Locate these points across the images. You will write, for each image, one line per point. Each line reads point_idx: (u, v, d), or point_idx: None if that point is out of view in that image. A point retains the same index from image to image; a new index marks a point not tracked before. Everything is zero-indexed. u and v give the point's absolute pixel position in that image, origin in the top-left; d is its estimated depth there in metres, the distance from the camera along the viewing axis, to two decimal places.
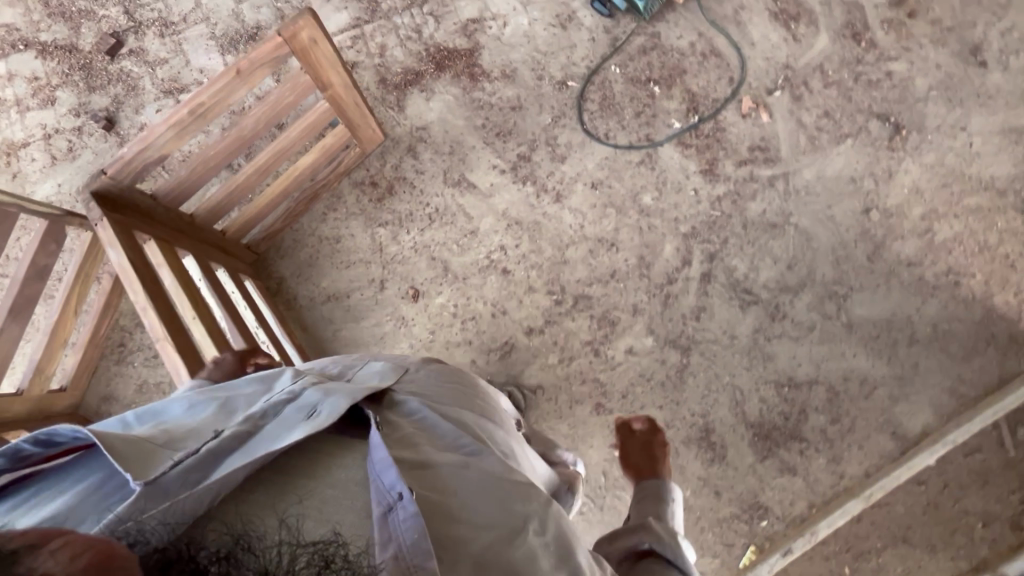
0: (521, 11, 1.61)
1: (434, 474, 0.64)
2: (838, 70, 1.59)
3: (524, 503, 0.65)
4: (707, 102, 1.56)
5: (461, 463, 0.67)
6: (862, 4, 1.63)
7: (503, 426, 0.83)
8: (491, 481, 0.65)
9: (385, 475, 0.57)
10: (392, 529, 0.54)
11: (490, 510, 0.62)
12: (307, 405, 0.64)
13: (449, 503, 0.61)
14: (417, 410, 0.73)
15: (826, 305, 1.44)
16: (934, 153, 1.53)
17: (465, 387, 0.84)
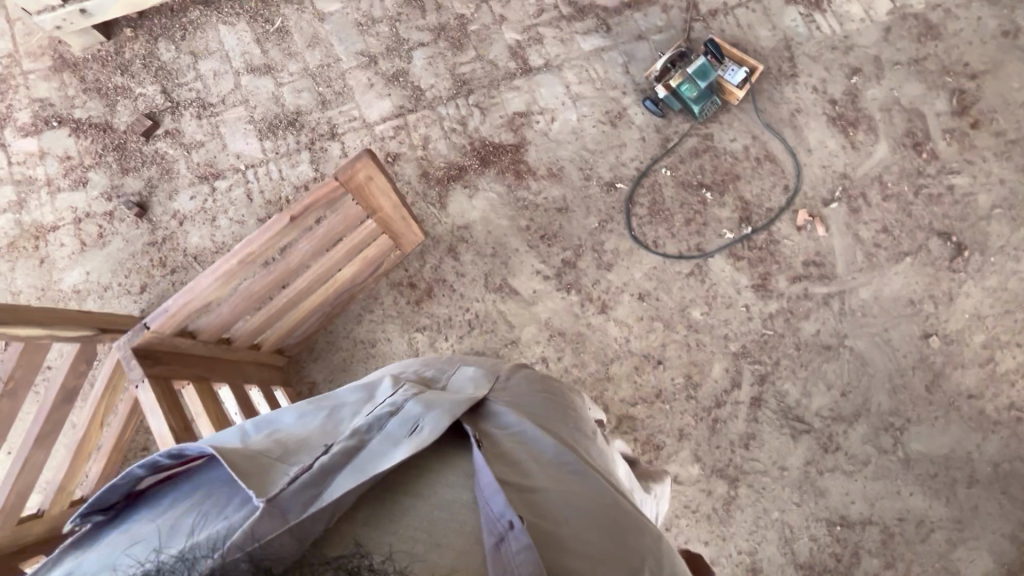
0: (570, 107, 1.58)
1: (543, 500, 0.63)
2: (897, 181, 1.53)
3: (631, 533, 0.64)
4: (760, 211, 1.51)
5: (566, 485, 0.65)
6: (922, 112, 1.58)
7: (596, 440, 0.82)
8: (598, 507, 0.65)
9: (493, 501, 0.58)
10: (506, 561, 0.54)
11: (599, 540, 0.61)
12: (409, 419, 0.63)
13: (562, 531, 0.60)
14: (511, 423, 0.71)
15: (880, 437, 1.38)
16: (997, 277, 1.47)
17: (557, 398, 0.82)
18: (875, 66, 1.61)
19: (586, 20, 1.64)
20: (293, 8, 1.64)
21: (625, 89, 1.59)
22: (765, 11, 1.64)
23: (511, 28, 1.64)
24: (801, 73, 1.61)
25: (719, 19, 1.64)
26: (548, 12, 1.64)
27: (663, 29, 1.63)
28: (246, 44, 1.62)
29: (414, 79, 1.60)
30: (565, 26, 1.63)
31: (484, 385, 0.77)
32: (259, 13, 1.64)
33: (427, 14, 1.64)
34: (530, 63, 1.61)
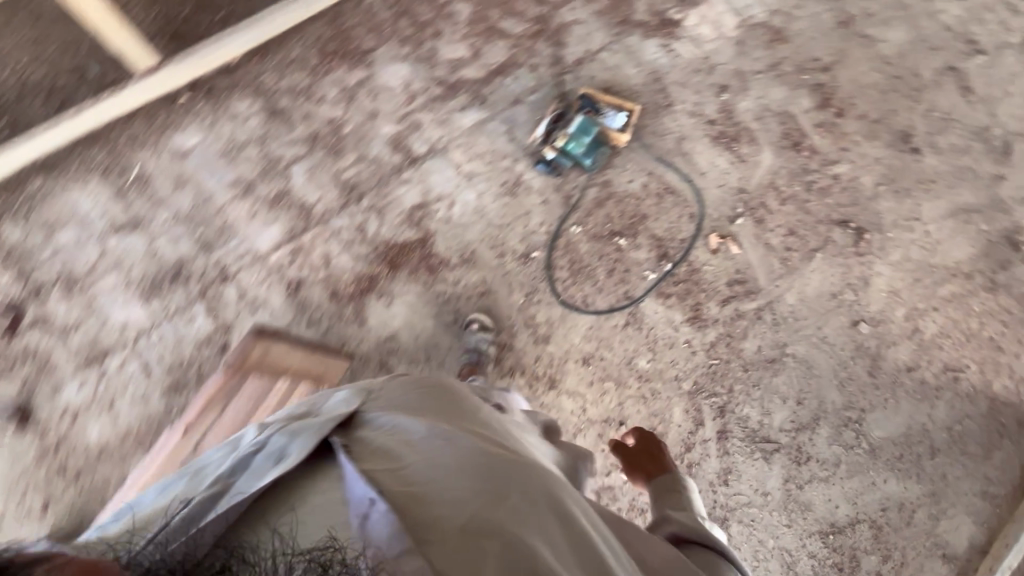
0: (467, 187, 1.55)
1: (411, 470, 0.73)
2: (788, 183, 1.60)
3: (497, 470, 0.74)
4: (675, 244, 1.53)
5: (433, 451, 0.76)
6: (792, 112, 1.67)
7: (479, 410, 0.94)
8: (462, 458, 0.74)
9: (356, 487, 0.69)
10: (369, 530, 0.64)
11: (463, 483, 0.71)
12: (275, 451, 0.77)
13: (426, 487, 0.70)
14: (383, 421, 0.83)
15: (843, 433, 1.42)
16: (899, 251, 1.55)
17: (433, 389, 0.94)
18: (739, 80, 1.69)
19: (460, 95, 1.62)
20: (147, 152, 1.51)
21: (515, 156, 1.57)
22: (627, 49, 1.69)
23: (386, 121, 1.59)
24: (675, 101, 1.66)
25: (586, 67, 1.67)
26: (420, 97, 1.61)
27: (536, 89, 1.65)
28: (103, 203, 1.47)
29: (299, 196, 1.52)
30: (440, 108, 1.61)
31: (357, 398, 0.91)
32: (111, 166, 1.49)
33: (296, 126, 1.57)
34: (415, 152, 1.57)
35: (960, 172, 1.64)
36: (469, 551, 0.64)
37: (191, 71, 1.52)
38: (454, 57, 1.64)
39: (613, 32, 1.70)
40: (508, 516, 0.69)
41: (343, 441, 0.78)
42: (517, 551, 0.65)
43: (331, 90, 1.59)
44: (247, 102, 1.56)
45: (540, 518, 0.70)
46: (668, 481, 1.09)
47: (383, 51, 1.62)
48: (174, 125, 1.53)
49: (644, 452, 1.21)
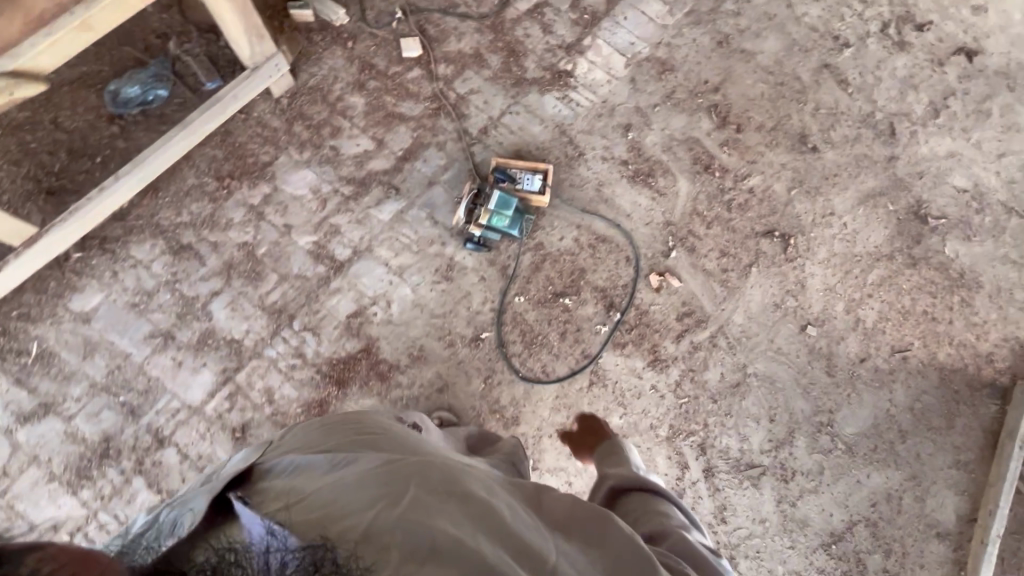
0: (400, 282, 1.50)
1: (308, 495, 0.67)
2: (710, 206, 1.64)
3: (395, 470, 0.69)
4: (619, 291, 1.53)
5: (335, 476, 0.71)
6: (696, 137, 1.72)
7: (392, 432, 0.90)
8: (358, 473, 0.70)
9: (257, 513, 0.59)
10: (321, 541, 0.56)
11: (360, 491, 0.66)
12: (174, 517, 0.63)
13: (324, 509, 0.64)
14: (286, 465, 0.77)
15: (819, 439, 1.44)
16: (825, 248, 1.62)
17: (341, 429, 0.91)
18: (640, 116, 1.73)
19: (373, 189, 1.58)
20: (47, 323, 1.41)
21: (442, 239, 1.54)
22: (528, 108, 1.71)
23: (302, 231, 1.53)
24: (585, 149, 1.68)
25: (492, 134, 1.67)
26: (331, 200, 1.56)
27: (448, 165, 1.62)
28: (7, 391, 1.36)
29: (224, 333, 1.42)
30: (355, 206, 1.56)
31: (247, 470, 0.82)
32: (8, 348, 1.39)
33: (207, 259, 1.48)
34: (338, 258, 1.51)
35: (859, 160, 1.73)
36: (371, 545, 0.58)
37: (80, 231, 1.41)
38: (358, 152, 1.61)
39: (510, 95, 1.72)
40: (409, 508, 0.63)
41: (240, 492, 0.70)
42: (421, 536, 0.60)
43: (236, 212, 1.53)
44: (148, 245, 1.48)
45: (445, 504, 0.65)
46: (607, 447, 1.13)
47: (284, 159, 1.59)
48: (72, 287, 1.44)
49: (589, 429, 1.28)
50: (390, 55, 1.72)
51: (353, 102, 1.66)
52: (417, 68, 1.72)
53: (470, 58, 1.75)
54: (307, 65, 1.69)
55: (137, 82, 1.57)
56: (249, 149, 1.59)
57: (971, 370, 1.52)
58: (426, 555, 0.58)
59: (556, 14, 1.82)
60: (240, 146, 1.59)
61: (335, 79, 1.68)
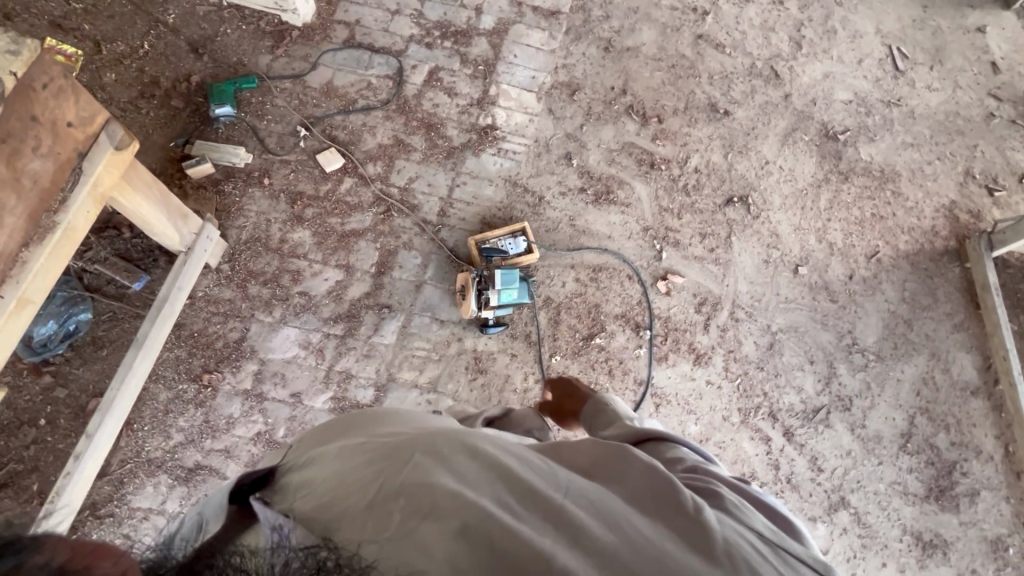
0: (439, 396, 1.43)
1: (309, 479, 0.63)
2: (673, 198, 1.72)
3: (395, 441, 0.64)
4: (638, 310, 1.57)
5: (334, 458, 0.66)
6: (629, 141, 1.79)
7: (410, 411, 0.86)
8: (362, 450, 0.65)
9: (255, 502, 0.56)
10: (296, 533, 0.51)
11: (358, 469, 0.61)
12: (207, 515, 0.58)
13: (322, 489, 0.60)
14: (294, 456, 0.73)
15: (854, 359, 1.58)
16: (776, 194, 1.77)
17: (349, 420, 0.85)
18: (573, 141, 1.77)
19: (365, 317, 1.48)
20: None
21: (457, 335, 1.48)
22: (472, 175, 1.69)
23: (314, 393, 1.40)
24: (541, 192, 1.69)
25: (452, 213, 1.62)
26: (327, 347, 1.44)
27: (426, 261, 1.56)
28: None
29: None
30: (356, 343, 1.45)
31: None
32: None
33: (226, 470, 1.31)
34: (364, 402, 1.40)
35: (764, 108, 1.90)
36: (365, 515, 0.54)
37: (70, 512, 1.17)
38: (330, 287, 1.50)
39: (449, 168, 1.68)
40: (409, 469, 0.58)
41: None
42: (419, 495, 0.55)
43: (233, 405, 1.36)
44: (150, 488, 1.28)
45: (451, 456, 0.60)
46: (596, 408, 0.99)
47: (256, 328, 1.44)
48: None
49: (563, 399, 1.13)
50: (313, 176, 1.62)
51: (299, 239, 1.54)
52: (347, 177, 1.63)
53: (394, 148, 1.69)
54: (232, 220, 1.54)
55: (49, 315, 1.30)
56: (211, 332, 1.42)
57: (929, 246, 1.74)
58: (424, 514, 0.53)
59: (452, 75, 1.80)
60: (201, 334, 1.41)
61: (268, 223, 1.55)
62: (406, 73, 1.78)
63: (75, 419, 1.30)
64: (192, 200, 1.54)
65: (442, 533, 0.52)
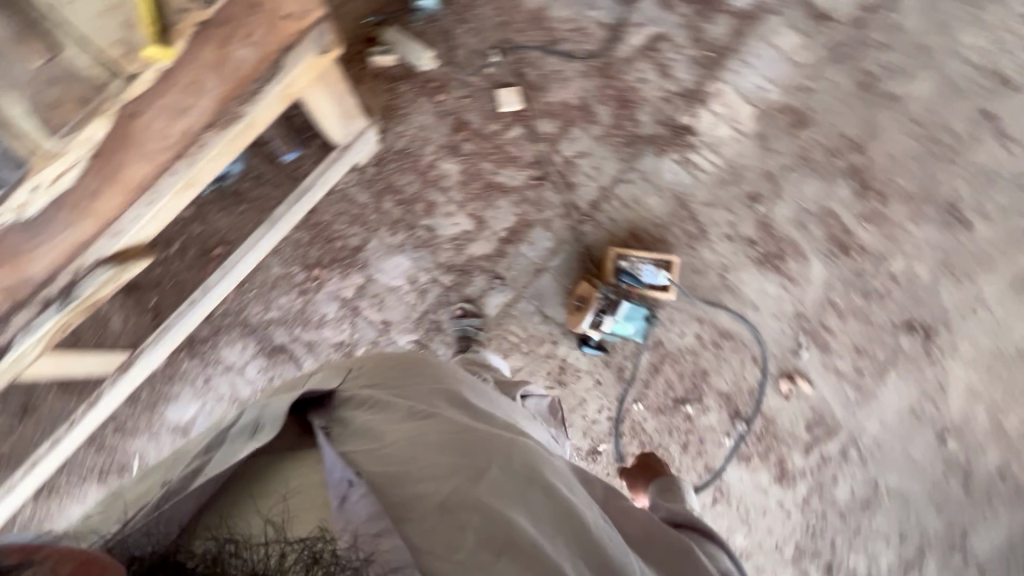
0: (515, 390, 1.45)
1: (391, 451, 0.75)
2: (846, 296, 1.47)
3: (476, 443, 0.76)
4: (745, 398, 1.44)
5: (416, 432, 0.78)
6: (832, 209, 1.51)
7: (466, 380, 0.96)
8: (446, 437, 0.77)
9: (334, 467, 0.69)
10: (348, 512, 0.65)
11: (444, 460, 0.73)
12: (250, 425, 0.76)
13: (411, 467, 0.73)
14: (365, 400, 0.87)
15: (952, 557, 1.41)
16: (970, 345, 1.44)
17: (407, 363, 0.95)
18: (770, 184, 1.52)
19: (476, 279, 1.44)
20: (144, 437, 1.32)
21: (554, 338, 1.43)
22: (642, 176, 1.51)
23: (402, 330, 1.42)
24: (707, 225, 1.49)
25: (605, 209, 1.48)
26: (431, 291, 1.43)
27: (556, 248, 1.46)
28: None
29: None
30: (456, 299, 1.43)
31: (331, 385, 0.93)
32: (108, 463, 1.31)
33: (303, 362, 1.38)
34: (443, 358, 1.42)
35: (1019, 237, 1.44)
36: (447, 529, 0.67)
37: (190, 325, 1.28)
38: (457, 233, 1.45)
39: (622, 157, 1.51)
40: (486, 489, 0.70)
41: (326, 423, 0.82)
42: (499, 524, 0.67)
43: (329, 307, 1.40)
44: (238, 347, 1.36)
45: (525, 492, 0.72)
46: (664, 481, 1.06)
47: (376, 244, 1.43)
48: (164, 395, 1.33)
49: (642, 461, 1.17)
50: (485, 109, 1.50)
51: (447, 170, 1.48)
52: (517, 126, 1.50)
53: (576, 112, 1.53)
54: (393, 125, 1.48)
55: None
56: (336, 230, 1.42)
57: None
58: (498, 543, 0.66)
59: (674, 50, 1.56)
60: (325, 227, 1.42)
61: (425, 142, 1.48)
62: (625, 31, 1.56)
63: (198, 256, 1.37)
64: (364, 87, 1.49)
65: (511, 567, 0.65)
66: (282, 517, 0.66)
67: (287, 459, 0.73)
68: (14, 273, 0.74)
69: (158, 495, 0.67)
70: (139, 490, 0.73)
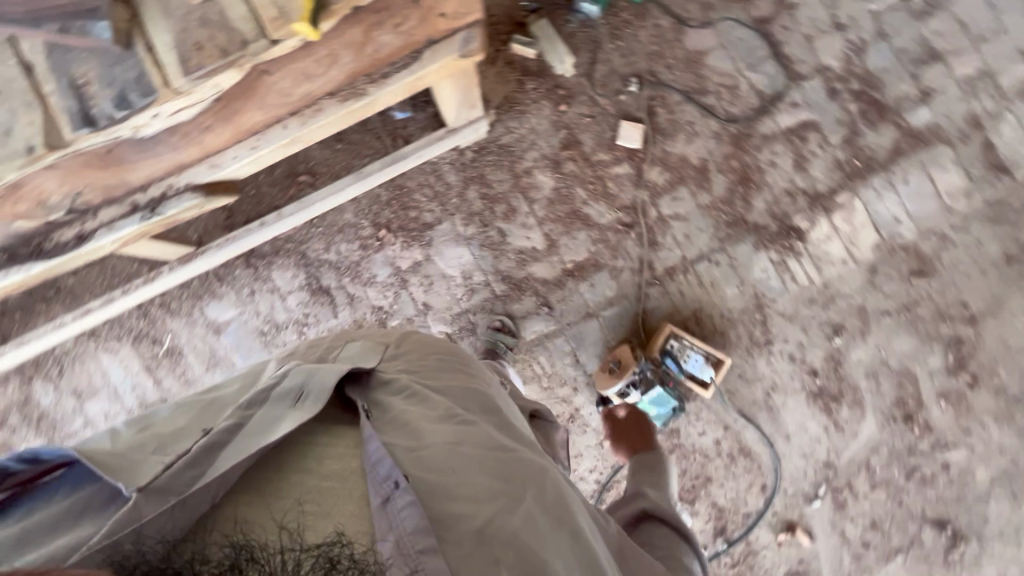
0: None
1: (431, 455, 0.67)
2: (887, 465, 1.37)
3: (514, 465, 0.69)
4: (737, 518, 1.39)
5: (454, 436, 0.70)
6: (914, 373, 1.39)
7: (491, 383, 0.89)
8: (483, 451, 0.69)
9: (381, 465, 0.64)
10: (392, 515, 0.60)
11: (482, 479, 0.66)
12: (294, 389, 0.73)
13: (448, 480, 0.65)
14: (400, 387, 0.78)
15: None
16: (994, 567, 1.34)
17: (443, 354, 0.88)
18: (859, 320, 1.40)
19: (525, 298, 1.42)
20: (182, 320, 1.41)
21: (576, 385, 1.41)
22: (731, 262, 1.42)
23: (438, 317, 1.42)
24: (775, 337, 1.40)
25: (678, 280, 1.41)
26: (479, 292, 1.42)
27: (614, 300, 1.41)
28: (135, 375, 1.40)
29: None
30: (500, 310, 1.42)
31: (369, 358, 0.84)
32: (146, 331, 1.40)
33: (339, 311, 1.42)
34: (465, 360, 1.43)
35: None
36: (482, 564, 0.59)
37: (260, 238, 1.32)
38: (525, 248, 1.42)
39: (719, 235, 1.42)
40: (525, 525, 0.63)
41: (365, 405, 0.74)
42: (533, 564, 0.61)
43: (381, 270, 1.42)
44: (289, 274, 1.41)
45: (557, 531, 0.65)
46: (651, 458, 1.06)
47: (446, 227, 1.43)
48: (212, 290, 1.41)
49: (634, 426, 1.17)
50: (602, 136, 1.44)
51: (540, 182, 1.43)
52: (626, 164, 1.43)
53: (691, 171, 1.44)
54: (507, 117, 1.44)
55: None
56: (414, 199, 1.43)
57: None
58: None
59: (821, 145, 1.44)
60: (404, 191, 1.43)
61: (531, 146, 1.44)
62: (778, 106, 1.44)
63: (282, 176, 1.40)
64: (493, 70, 1.45)
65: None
66: (296, 524, 0.60)
67: (316, 448, 0.67)
68: (115, 175, 0.79)
69: (201, 443, 0.63)
70: (177, 426, 0.69)
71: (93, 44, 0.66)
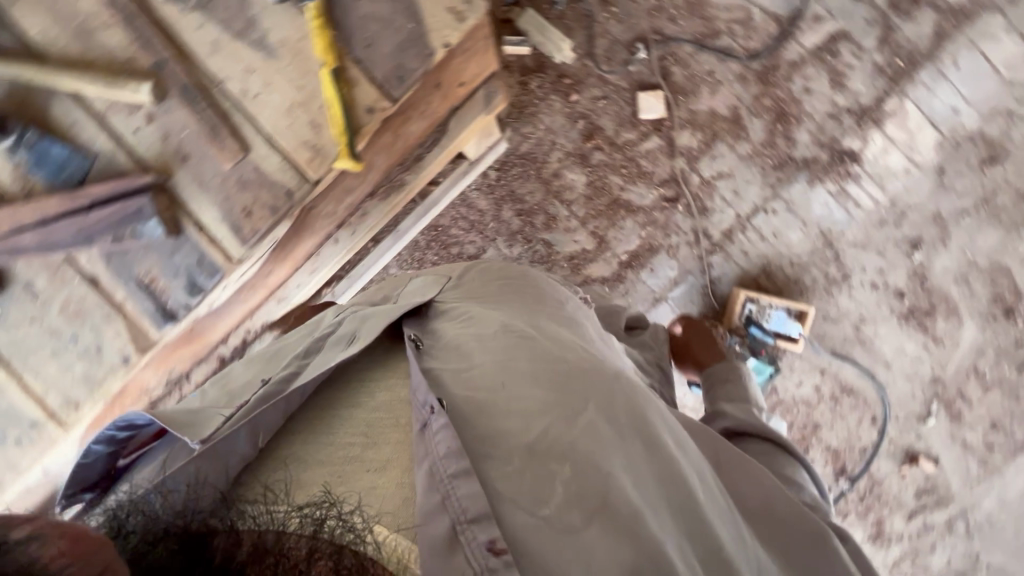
0: None
1: (478, 375, 0.65)
2: (996, 366, 1.33)
3: (572, 376, 0.64)
4: (854, 455, 1.42)
5: (502, 351, 0.68)
6: (1007, 266, 1.30)
7: (564, 302, 0.84)
8: (535, 366, 0.65)
9: (419, 392, 0.62)
10: (429, 441, 0.58)
11: (535, 391, 0.63)
12: (346, 335, 0.73)
13: (499, 395, 0.62)
14: (456, 315, 0.76)
15: None
16: None
17: (510, 279, 0.86)
18: (936, 228, 1.32)
19: None
20: None
21: None
22: (788, 207, 1.35)
23: None
24: (851, 270, 1.35)
25: (738, 240, 1.37)
26: None
27: (680, 278, 1.40)
28: None
29: None
30: None
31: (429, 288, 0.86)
32: None
33: None
34: None
35: None
36: (533, 479, 0.56)
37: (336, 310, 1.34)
38: (575, 252, 1.40)
39: (769, 182, 1.35)
40: (583, 437, 0.59)
41: (417, 333, 0.74)
42: (592, 477, 0.56)
43: None
44: None
45: (618, 436, 0.60)
46: (727, 368, 1.00)
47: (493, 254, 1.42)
48: None
49: (696, 338, 1.18)
50: (620, 114, 1.36)
51: (572, 180, 1.38)
52: (654, 137, 1.36)
53: (724, 123, 1.34)
54: (517, 124, 1.38)
55: None
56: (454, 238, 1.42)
57: None
58: (591, 505, 0.54)
59: (854, 52, 1.30)
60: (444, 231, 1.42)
61: (552, 146, 1.38)
62: (799, 25, 1.31)
63: None
64: None
65: (604, 534, 0.53)
66: (283, 484, 0.61)
67: (365, 385, 0.70)
68: (200, 343, 0.92)
69: (258, 394, 0.65)
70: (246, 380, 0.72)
71: (147, 243, 0.78)
